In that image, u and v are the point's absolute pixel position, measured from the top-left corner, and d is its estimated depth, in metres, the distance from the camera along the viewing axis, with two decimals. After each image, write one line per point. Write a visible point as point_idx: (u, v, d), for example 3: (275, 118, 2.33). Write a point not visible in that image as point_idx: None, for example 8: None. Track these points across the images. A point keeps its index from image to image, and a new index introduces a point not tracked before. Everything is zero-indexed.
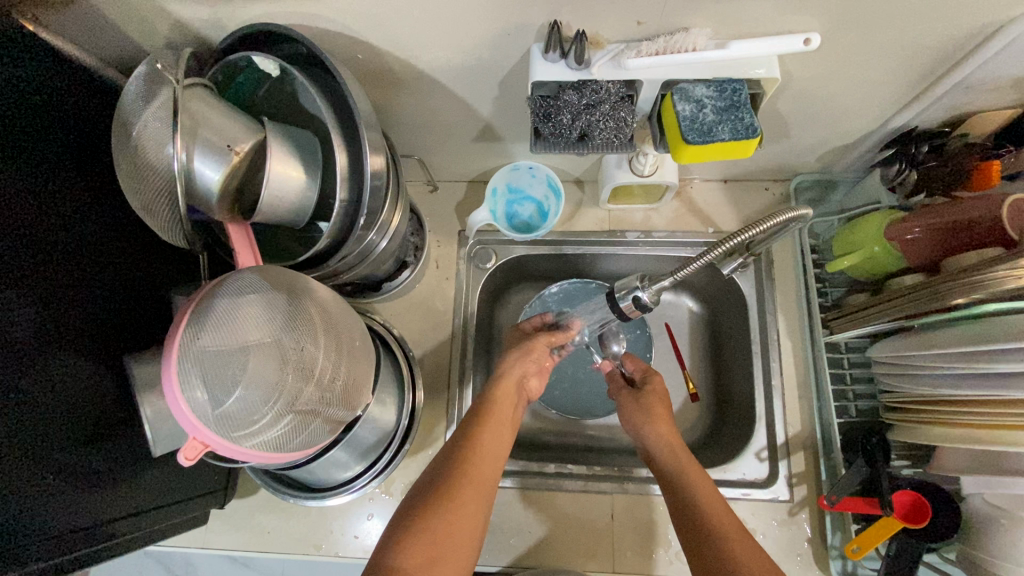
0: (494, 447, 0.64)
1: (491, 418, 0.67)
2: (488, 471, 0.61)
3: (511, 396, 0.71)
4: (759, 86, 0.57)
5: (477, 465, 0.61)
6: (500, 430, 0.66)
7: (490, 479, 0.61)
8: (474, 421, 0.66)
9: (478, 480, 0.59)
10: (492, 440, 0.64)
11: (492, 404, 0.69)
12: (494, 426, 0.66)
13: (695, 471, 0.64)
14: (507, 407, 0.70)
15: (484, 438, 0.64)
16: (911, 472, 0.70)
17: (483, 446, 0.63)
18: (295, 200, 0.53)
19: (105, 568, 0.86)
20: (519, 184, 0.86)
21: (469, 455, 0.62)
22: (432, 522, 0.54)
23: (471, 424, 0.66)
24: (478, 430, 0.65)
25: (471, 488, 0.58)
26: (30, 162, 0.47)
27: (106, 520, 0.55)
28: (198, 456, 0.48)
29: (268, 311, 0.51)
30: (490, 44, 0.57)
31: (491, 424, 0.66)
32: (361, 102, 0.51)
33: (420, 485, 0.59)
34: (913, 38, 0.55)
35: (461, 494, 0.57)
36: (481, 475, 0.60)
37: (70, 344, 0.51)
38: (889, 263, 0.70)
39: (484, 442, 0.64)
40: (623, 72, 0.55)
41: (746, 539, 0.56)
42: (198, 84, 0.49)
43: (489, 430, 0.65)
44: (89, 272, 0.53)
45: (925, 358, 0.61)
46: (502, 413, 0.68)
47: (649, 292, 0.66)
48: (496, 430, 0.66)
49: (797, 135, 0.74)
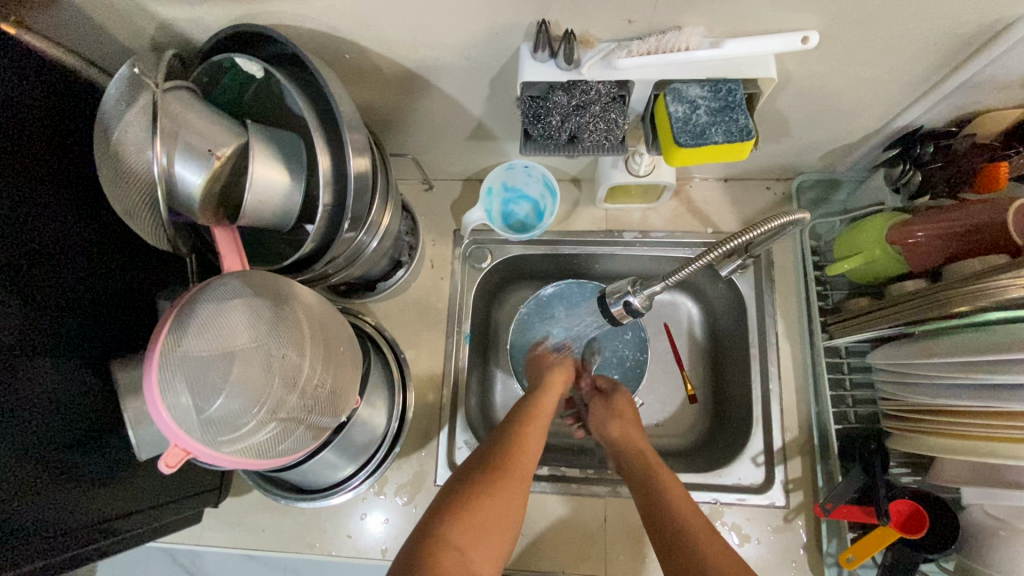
0: (537, 444, 0.64)
1: (535, 415, 0.68)
2: (531, 465, 0.62)
3: (553, 395, 0.73)
4: (756, 86, 0.54)
5: (520, 457, 0.62)
6: (540, 429, 0.67)
7: (528, 476, 0.61)
8: (520, 419, 0.67)
9: (521, 474, 0.60)
10: (535, 436, 0.65)
11: (538, 405, 0.70)
12: (538, 423, 0.67)
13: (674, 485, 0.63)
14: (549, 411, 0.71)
15: (529, 434, 0.65)
16: (912, 480, 0.69)
17: (527, 442, 0.63)
18: (280, 204, 0.53)
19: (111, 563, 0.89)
20: (515, 183, 0.84)
21: (513, 449, 0.62)
22: (474, 509, 0.55)
23: (516, 419, 0.67)
24: (524, 426, 0.66)
25: (515, 480, 0.59)
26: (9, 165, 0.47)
27: (106, 519, 0.56)
28: (180, 464, 0.48)
29: (252, 318, 0.50)
30: (478, 43, 0.56)
31: (535, 421, 0.67)
32: (343, 104, 0.50)
33: (465, 470, 0.61)
34: (917, 34, 0.53)
35: (506, 484, 0.58)
36: (524, 467, 0.61)
37: (59, 347, 0.51)
38: (891, 267, 0.68)
39: (528, 438, 0.64)
40: (614, 72, 0.53)
41: (716, 544, 0.55)
42: (181, 87, 0.49)
43: (533, 428, 0.66)
44: (71, 276, 0.53)
45: (926, 368, 0.59)
46: (544, 411, 0.69)
47: (639, 298, 0.65)
48: (539, 428, 0.67)
49: (799, 134, 0.72)
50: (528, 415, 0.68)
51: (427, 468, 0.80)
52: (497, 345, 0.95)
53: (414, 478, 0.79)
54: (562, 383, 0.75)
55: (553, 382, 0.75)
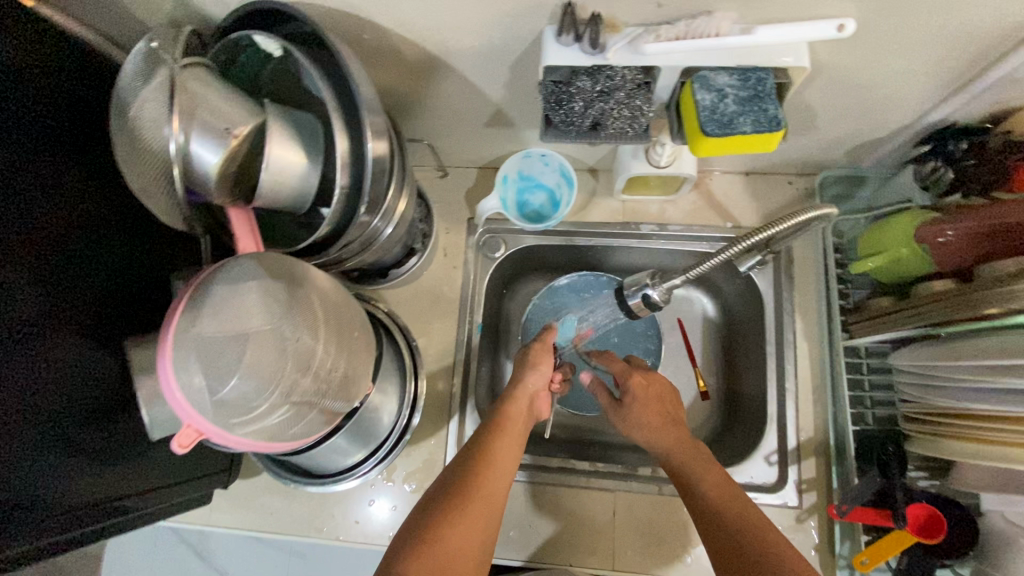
0: (506, 461, 0.64)
1: (502, 430, 0.67)
2: (499, 484, 0.61)
3: (523, 407, 0.71)
4: (786, 74, 0.53)
5: (486, 477, 0.61)
6: (510, 443, 0.66)
7: (497, 494, 0.60)
8: (486, 434, 0.66)
9: (488, 492, 0.59)
10: (504, 450, 0.65)
11: (505, 417, 0.69)
12: (507, 437, 0.66)
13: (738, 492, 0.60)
14: (519, 423, 0.69)
15: (496, 450, 0.64)
16: (927, 485, 0.67)
17: (495, 459, 0.63)
18: (296, 185, 0.52)
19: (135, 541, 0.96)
20: (531, 172, 0.83)
21: (479, 470, 0.61)
22: (440, 537, 0.54)
23: (482, 435, 0.66)
24: (490, 443, 0.65)
25: (482, 500, 0.58)
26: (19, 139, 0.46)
27: (119, 497, 0.56)
28: (192, 444, 0.47)
29: (267, 300, 0.50)
30: (502, 26, 0.54)
31: (502, 436, 0.66)
32: (363, 85, 0.49)
33: (432, 494, 0.59)
34: (958, 25, 0.50)
35: (471, 507, 0.57)
36: (491, 486, 0.60)
37: (72, 325, 0.51)
38: (918, 266, 0.66)
39: (495, 454, 0.64)
40: (640, 57, 0.51)
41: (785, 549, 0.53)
42: (198, 64, 0.48)
43: (501, 442, 0.65)
44: (83, 253, 0.52)
45: (949, 370, 0.58)
46: (514, 425, 0.68)
47: (659, 290, 0.64)
48: (507, 443, 0.66)
49: (826, 127, 0.70)
50: (494, 429, 0.67)
51: (436, 457, 0.79)
52: (508, 336, 0.94)
53: (423, 466, 0.79)
54: (531, 389, 0.73)
55: (524, 388, 0.73)
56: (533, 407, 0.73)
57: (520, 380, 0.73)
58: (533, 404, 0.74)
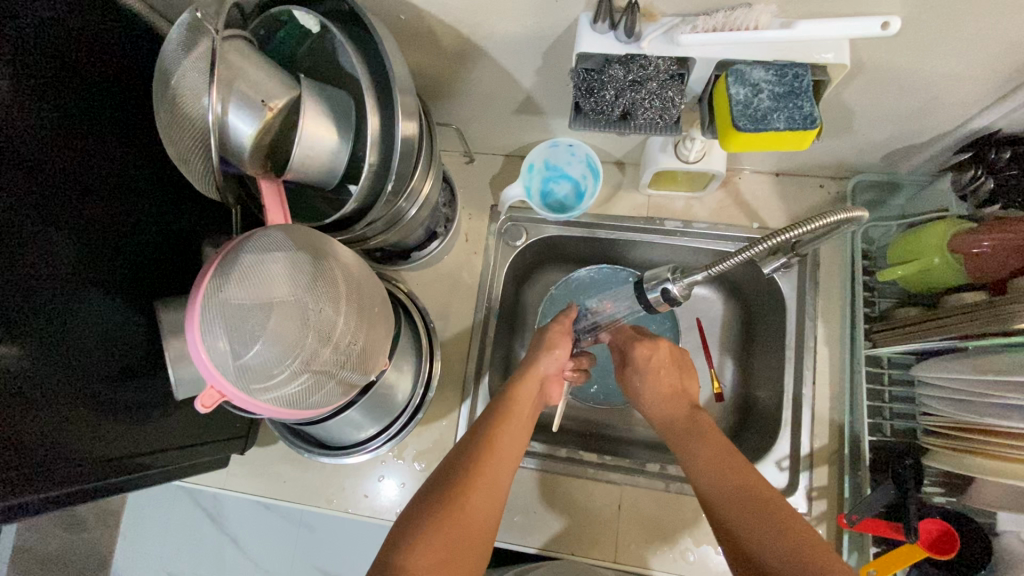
0: (511, 451, 0.64)
1: (507, 418, 0.67)
2: (501, 470, 0.62)
3: (531, 396, 0.71)
4: (825, 72, 0.52)
5: (490, 464, 0.61)
6: (517, 431, 0.66)
7: (501, 483, 0.61)
8: (490, 421, 0.66)
9: (492, 481, 0.60)
10: (509, 438, 0.65)
11: (512, 402, 0.69)
12: (512, 425, 0.66)
13: (745, 467, 0.60)
14: (525, 412, 0.69)
15: (501, 439, 0.64)
16: (945, 501, 0.64)
17: (500, 448, 0.63)
18: (327, 160, 0.52)
19: (155, 500, 1.01)
20: (556, 162, 0.82)
21: (483, 457, 0.61)
22: (444, 526, 0.54)
23: (488, 421, 0.66)
24: (494, 430, 0.65)
25: (484, 489, 0.59)
26: (60, 99, 0.47)
27: (138, 453, 0.58)
28: (214, 405, 0.50)
29: (293, 271, 0.51)
30: (535, 11, 0.54)
31: (508, 423, 0.66)
32: (396, 63, 0.49)
33: (434, 481, 0.59)
34: (1008, 29, 0.49)
35: (474, 497, 0.57)
36: (495, 477, 0.61)
37: (106, 284, 0.53)
38: (949, 278, 0.64)
39: (502, 442, 0.64)
40: (676, 48, 0.51)
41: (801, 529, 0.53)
42: (240, 36, 0.49)
43: (507, 430, 0.65)
44: (119, 214, 0.54)
45: (974, 386, 0.56)
46: (520, 412, 0.68)
47: (679, 285, 0.64)
48: (513, 430, 0.66)
49: (862, 130, 0.68)
50: (500, 415, 0.67)
51: (446, 438, 0.80)
52: (525, 325, 0.95)
53: (433, 447, 0.80)
54: (544, 372, 0.74)
55: (531, 377, 0.73)
56: (540, 391, 0.74)
57: (533, 364, 0.74)
58: (542, 388, 0.75)
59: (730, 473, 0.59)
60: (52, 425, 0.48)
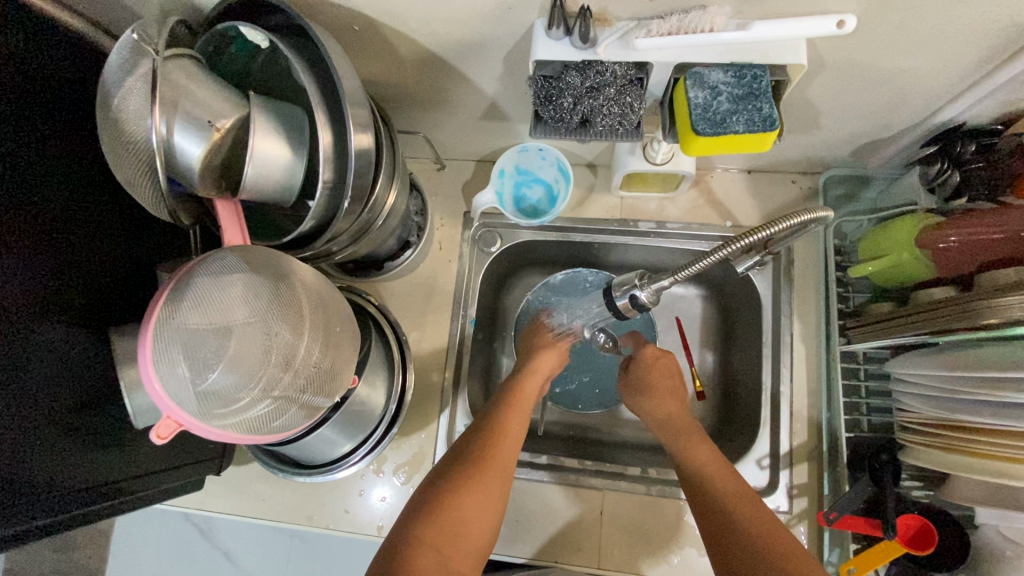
0: (518, 433, 0.65)
1: (517, 406, 0.68)
2: (512, 453, 0.62)
3: (536, 383, 0.72)
4: (784, 72, 0.51)
5: (501, 447, 0.62)
6: (522, 413, 0.67)
7: (511, 461, 0.62)
8: (502, 405, 0.67)
9: (504, 460, 0.61)
10: (516, 420, 0.65)
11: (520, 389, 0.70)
12: (520, 408, 0.68)
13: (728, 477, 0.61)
14: (532, 397, 0.71)
15: (510, 421, 0.65)
16: (921, 494, 0.65)
17: (509, 429, 0.64)
18: (282, 177, 0.51)
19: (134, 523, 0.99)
20: (528, 166, 0.81)
21: (495, 438, 0.62)
22: (450, 505, 0.55)
23: (502, 407, 0.67)
24: (506, 414, 0.66)
25: (496, 469, 0.60)
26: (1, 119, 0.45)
27: (110, 481, 0.57)
28: (171, 436, 0.48)
29: (251, 293, 0.50)
30: (490, 18, 0.53)
31: (519, 410, 0.67)
32: (346, 77, 0.48)
33: (447, 462, 0.61)
34: (965, 23, 0.48)
35: (484, 476, 0.59)
36: (505, 456, 0.61)
37: (61, 314, 0.51)
38: (919, 272, 0.64)
39: (510, 423, 0.65)
40: (632, 53, 0.50)
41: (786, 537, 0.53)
42: (183, 55, 0.48)
43: (515, 412, 0.66)
44: (74, 241, 0.53)
45: (945, 381, 0.56)
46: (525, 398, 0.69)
47: (647, 292, 0.63)
48: (521, 413, 0.67)
49: (829, 126, 0.68)
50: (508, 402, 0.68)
51: (425, 450, 0.79)
52: (504, 331, 0.94)
53: (412, 459, 0.79)
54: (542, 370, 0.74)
55: (540, 365, 0.75)
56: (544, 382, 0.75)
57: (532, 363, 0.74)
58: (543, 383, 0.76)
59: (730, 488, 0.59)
60: (16, 459, 0.47)
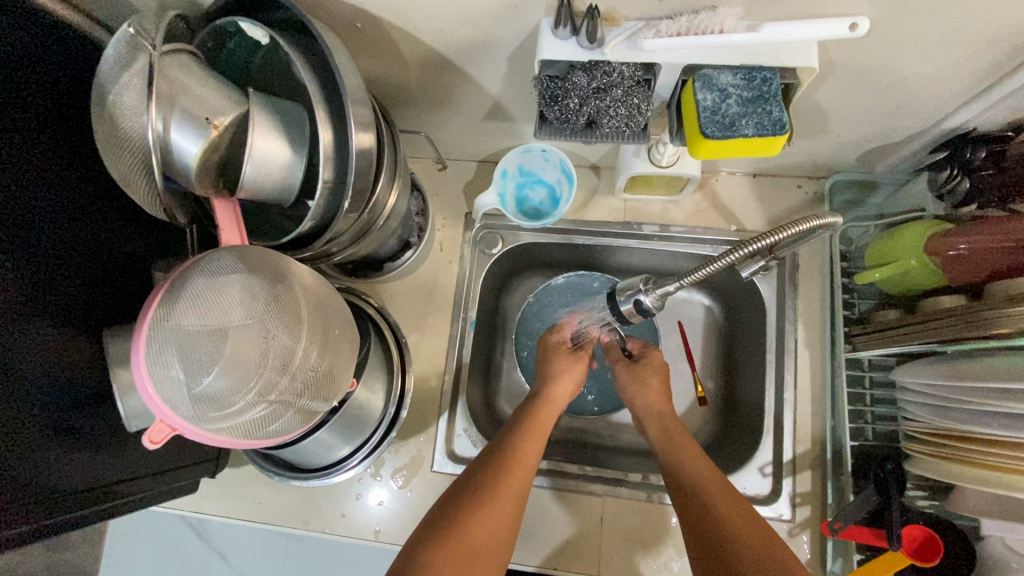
0: (534, 460, 0.63)
1: (530, 430, 0.67)
2: (525, 480, 0.61)
3: (552, 409, 0.71)
4: (794, 75, 0.50)
5: (516, 473, 0.60)
6: (538, 440, 0.66)
7: (525, 489, 0.60)
8: (518, 431, 0.66)
9: (518, 488, 0.60)
10: (532, 447, 0.64)
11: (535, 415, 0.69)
12: (536, 435, 0.66)
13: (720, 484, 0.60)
14: (549, 423, 0.70)
15: (525, 449, 0.64)
16: (927, 504, 0.64)
17: (525, 455, 0.63)
18: (280, 176, 0.50)
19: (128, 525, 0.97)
20: (531, 167, 0.80)
21: (510, 465, 0.61)
22: (462, 533, 0.53)
23: (515, 432, 0.66)
24: (522, 441, 0.65)
25: (510, 496, 0.59)
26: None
27: (103, 484, 0.56)
28: (165, 440, 0.48)
29: (249, 296, 0.49)
30: (496, 17, 0.52)
31: (534, 436, 0.66)
32: (348, 74, 0.47)
33: (457, 488, 0.59)
34: (979, 27, 0.47)
35: (498, 503, 0.57)
36: (519, 484, 0.60)
37: (52, 314, 0.50)
38: (927, 279, 0.63)
39: (526, 450, 0.64)
40: (641, 54, 0.49)
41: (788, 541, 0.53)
42: (181, 50, 0.47)
43: (531, 439, 0.65)
44: (69, 238, 0.52)
45: (953, 392, 0.55)
46: (542, 423, 0.68)
47: (651, 296, 0.63)
48: (536, 440, 0.66)
49: (837, 131, 0.67)
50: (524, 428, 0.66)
51: (424, 454, 0.78)
52: (504, 333, 0.93)
53: (410, 462, 0.78)
54: (558, 395, 0.73)
55: (557, 394, 0.73)
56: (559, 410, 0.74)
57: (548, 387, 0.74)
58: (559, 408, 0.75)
59: (723, 493, 0.59)
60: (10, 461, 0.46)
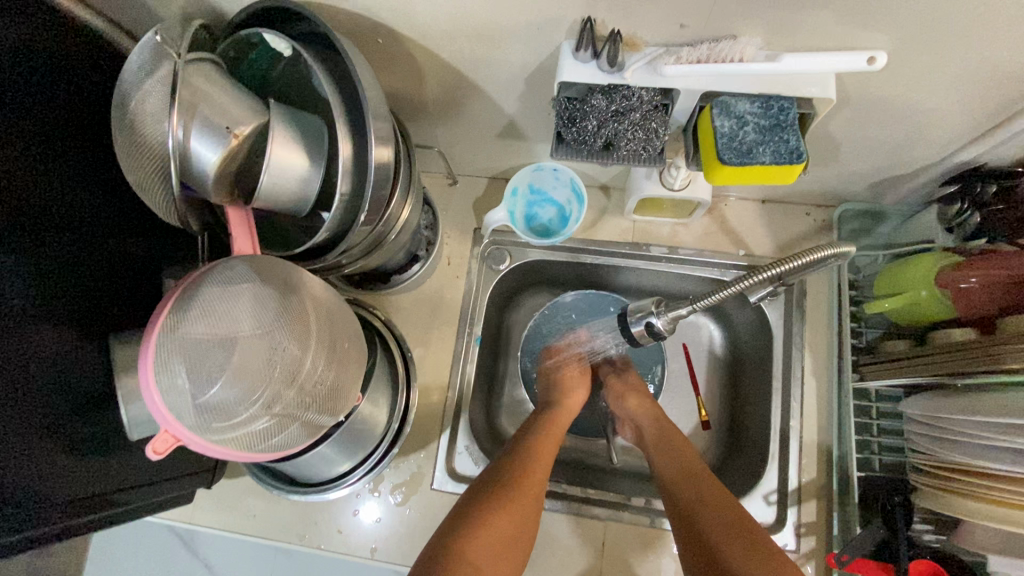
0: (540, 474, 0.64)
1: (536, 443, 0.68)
2: (534, 490, 0.62)
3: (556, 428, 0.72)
4: (811, 105, 0.51)
5: (523, 484, 0.61)
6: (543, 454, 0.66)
7: (531, 501, 0.61)
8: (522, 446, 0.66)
9: (525, 499, 0.60)
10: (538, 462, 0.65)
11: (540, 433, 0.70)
12: (541, 451, 0.67)
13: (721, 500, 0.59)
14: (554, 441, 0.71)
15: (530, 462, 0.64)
16: (933, 539, 0.62)
17: (530, 469, 0.63)
18: (297, 187, 0.50)
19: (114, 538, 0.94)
20: (541, 185, 0.81)
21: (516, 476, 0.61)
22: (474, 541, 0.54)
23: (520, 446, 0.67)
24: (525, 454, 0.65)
25: (518, 507, 0.59)
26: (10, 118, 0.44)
27: (97, 493, 0.54)
28: (167, 450, 0.47)
29: (257, 306, 0.48)
30: (516, 37, 0.52)
31: (538, 449, 0.67)
32: (369, 88, 0.47)
33: (466, 499, 0.60)
34: (994, 65, 0.48)
35: (506, 513, 0.58)
36: (525, 496, 0.60)
37: (58, 319, 0.49)
38: (937, 311, 0.63)
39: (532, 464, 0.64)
40: (659, 79, 0.49)
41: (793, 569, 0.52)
42: (205, 59, 0.47)
43: (535, 454, 0.66)
44: (79, 243, 0.51)
45: (964, 427, 0.55)
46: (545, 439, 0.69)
47: (663, 319, 0.62)
48: (540, 455, 0.66)
49: (847, 160, 0.67)
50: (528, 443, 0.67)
51: (424, 470, 0.77)
52: (508, 350, 0.92)
53: (410, 479, 0.77)
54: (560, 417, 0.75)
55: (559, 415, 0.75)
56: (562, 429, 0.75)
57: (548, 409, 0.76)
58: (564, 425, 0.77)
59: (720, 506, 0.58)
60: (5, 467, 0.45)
